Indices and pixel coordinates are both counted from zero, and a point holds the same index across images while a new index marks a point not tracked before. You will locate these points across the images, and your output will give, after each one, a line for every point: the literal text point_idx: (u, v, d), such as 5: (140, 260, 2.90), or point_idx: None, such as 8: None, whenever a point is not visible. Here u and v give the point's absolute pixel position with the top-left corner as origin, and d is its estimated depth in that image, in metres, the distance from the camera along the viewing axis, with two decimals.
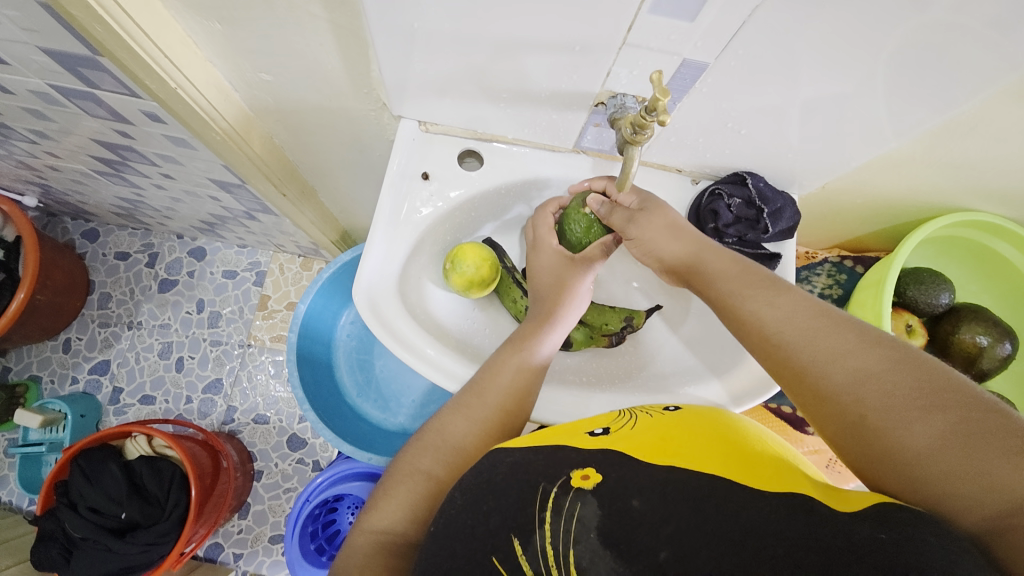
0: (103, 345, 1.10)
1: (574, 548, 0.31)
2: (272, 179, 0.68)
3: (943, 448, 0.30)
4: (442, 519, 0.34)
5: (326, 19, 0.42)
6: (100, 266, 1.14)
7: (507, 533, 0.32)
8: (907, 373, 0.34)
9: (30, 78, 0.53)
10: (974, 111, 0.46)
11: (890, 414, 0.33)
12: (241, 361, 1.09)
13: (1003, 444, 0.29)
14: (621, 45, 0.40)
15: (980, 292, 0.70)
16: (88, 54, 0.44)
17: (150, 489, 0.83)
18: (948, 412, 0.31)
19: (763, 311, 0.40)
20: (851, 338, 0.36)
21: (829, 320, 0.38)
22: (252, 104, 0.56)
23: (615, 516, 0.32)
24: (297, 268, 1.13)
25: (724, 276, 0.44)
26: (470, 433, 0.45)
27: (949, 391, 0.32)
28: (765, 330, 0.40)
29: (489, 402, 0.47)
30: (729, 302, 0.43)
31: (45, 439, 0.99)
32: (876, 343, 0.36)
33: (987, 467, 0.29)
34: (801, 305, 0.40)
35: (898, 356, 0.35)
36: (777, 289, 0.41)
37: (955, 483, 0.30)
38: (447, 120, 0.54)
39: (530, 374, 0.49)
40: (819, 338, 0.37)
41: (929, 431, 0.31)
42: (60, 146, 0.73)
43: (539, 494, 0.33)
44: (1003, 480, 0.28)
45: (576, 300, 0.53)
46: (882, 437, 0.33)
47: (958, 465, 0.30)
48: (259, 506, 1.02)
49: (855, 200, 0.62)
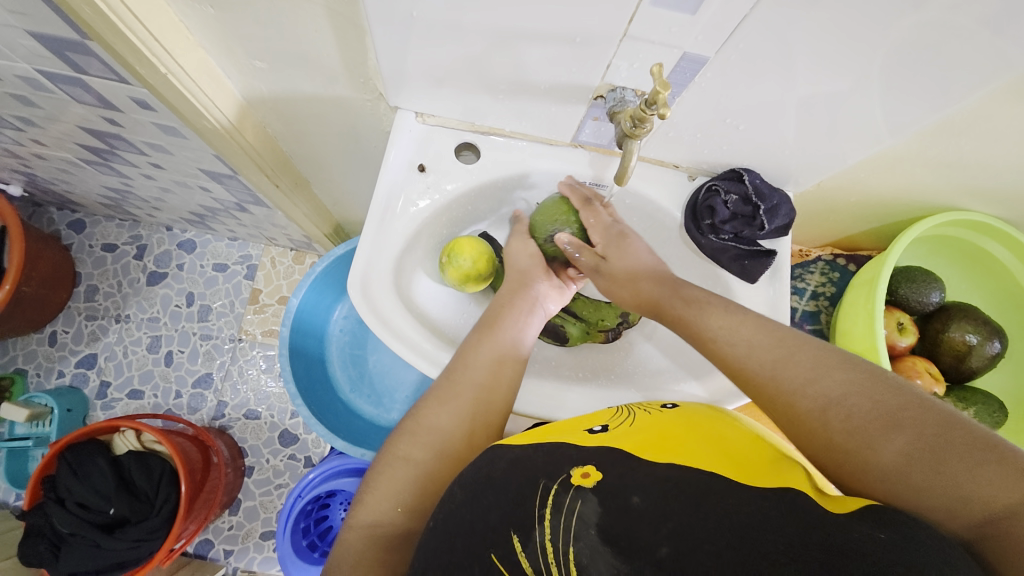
0: (90, 339, 1.08)
1: (574, 546, 0.31)
2: (265, 170, 0.67)
3: (911, 467, 0.30)
4: (444, 513, 0.34)
5: (322, 5, 0.41)
6: (87, 258, 1.11)
7: (507, 530, 0.32)
8: (865, 394, 0.33)
9: (16, 63, 0.52)
10: (968, 111, 0.47)
11: (853, 434, 0.33)
12: (232, 355, 1.08)
13: (966, 455, 0.29)
14: (622, 36, 0.39)
15: (970, 291, 0.70)
16: (77, 38, 0.43)
17: (139, 485, 0.82)
18: (908, 429, 0.31)
19: (727, 340, 0.41)
20: (811, 363, 0.36)
21: (789, 344, 0.38)
22: (246, 94, 0.56)
23: (614, 513, 0.32)
24: (289, 262, 1.12)
25: (691, 305, 0.45)
26: (444, 417, 0.44)
27: (908, 407, 0.32)
28: (732, 360, 0.40)
29: (460, 383, 0.46)
30: (696, 331, 0.43)
31: (31, 434, 0.98)
32: (834, 364, 0.36)
33: (952, 481, 0.28)
34: (761, 332, 0.40)
35: (854, 374, 0.35)
36: (739, 319, 0.42)
37: (925, 498, 0.29)
38: (444, 111, 0.53)
39: (500, 357, 0.49)
40: (781, 367, 0.37)
41: (893, 449, 0.31)
42: (46, 133, 0.72)
43: (539, 491, 0.34)
44: (971, 491, 0.28)
45: (537, 286, 0.55)
46: (851, 459, 0.33)
47: (928, 481, 0.29)
48: (250, 502, 1.02)
49: (849, 197, 0.62)
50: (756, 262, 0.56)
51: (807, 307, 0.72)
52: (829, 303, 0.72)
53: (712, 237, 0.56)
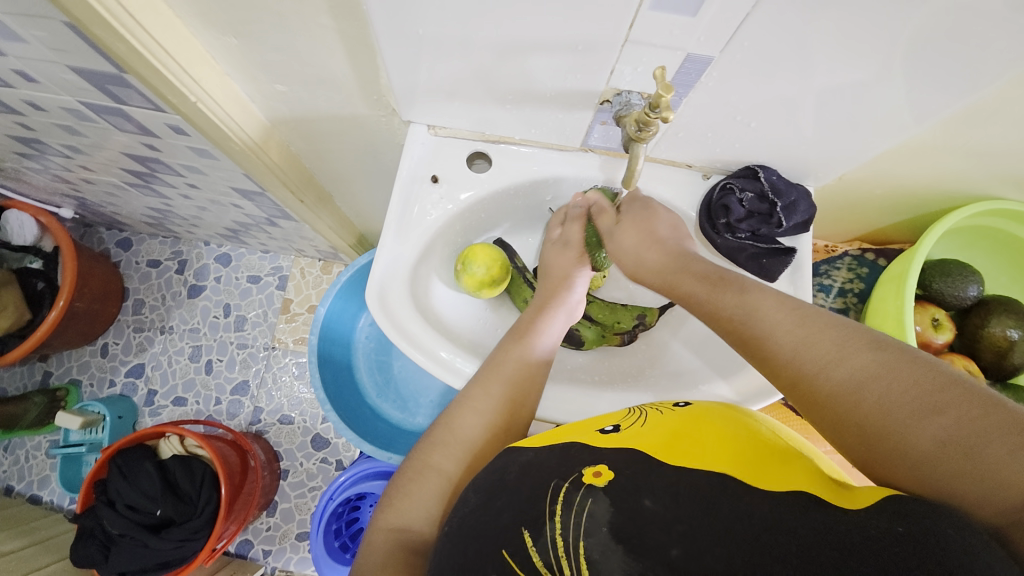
0: (138, 349, 1.15)
1: (585, 540, 0.31)
2: (290, 186, 0.70)
3: (947, 452, 0.28)
4: (456, 522, 0.35)
5: (334, 30, 0.43)
6: (134, 273, 1.19)
7: (518, 527, 0.33)
8: (899, 374, 0.30)
9: (63, 97, 0.56)
10: (995, 95, 0.45)
11: (884, 418, 0.30)
12: (267, 363, 1.13)
13: (1008, 441, 0.26)
14: (623, 42, 0.40)
15: (1010, 284, 0.67)
16: (115, 71, 0.46)
17: (183, 487, 0.87)
18: (944, 411, 0.28)
19: (745, 319, 0.38)
20: (838, 342, 0.33)
21: (814, 321, 0.35)
22: (269, 116, 0.59)
23: (626, 513, 0.32)
24: (317, 272, 1.17)
25: (705, 283, 0.42)
26: (477, 427, 0.45)
27: (943, 387, 0.29)
28: (752, 339, 0.37)
29: (493, 394, 0.47)
30: (712, 310, 0.40)
31: (86, 440, 1.06)
32: (864, 342, 0.32)
33: (992, 470, 0.26)
34: (782, 308, 0.36)
35: (885, 353, 0.32)
36: (757, 294, 0.38)
37: (962, 486, 0.27)
38: (454, 123, 0.55)
39: (531, 365, 0.49)
40: (805, 345, 0.34)
41: (927, 434, 0.29)
42: (93, 160, 0.77)
43: (550, 490, 0.34)
44: (1012, 479, 0.26)
45: (576, 287, 0.54)
46: (881, 442, 0.30)
47: (965, 466, 0.27)
48: (286, 503, 1.06)
49: (874, 190, 0.60)
50: (776, 260, 0.54)
51: (834, 305, 0.70)
52: (857, 300, 0.70)
53: (728, 236, 0.55)
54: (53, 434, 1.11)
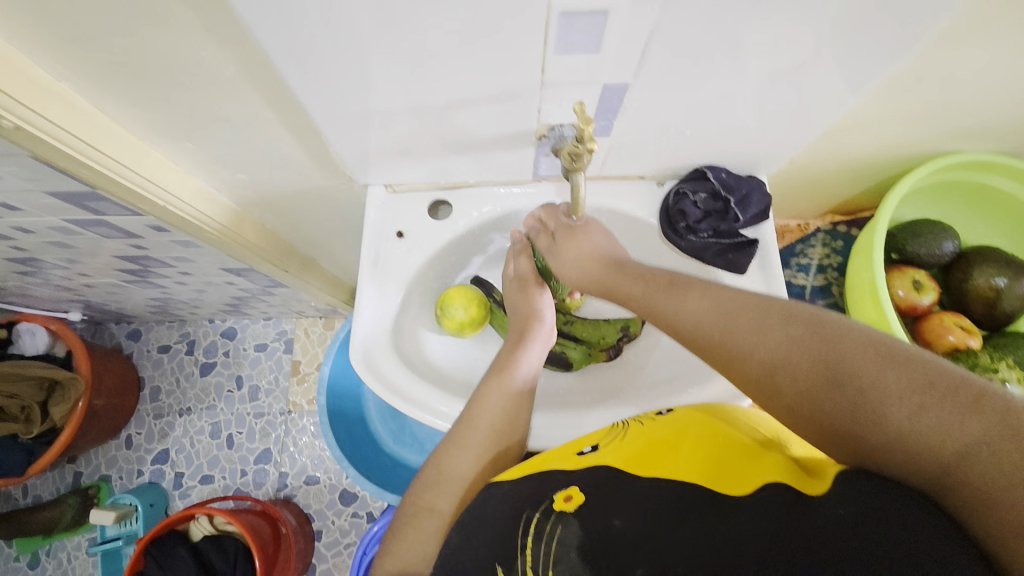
0: (161, 436, 1.18)
1: (553, 569, 0.32)
2: (272, 260, 0.73)
3: (860, 421, 0.29)
4: (442, 559, 0.36)
5: (278, 119, 0.46)
6: (148, 361, 1.22)
7: (492, 563, 0.34)
8: (810, 350, 0.31)
9: (47, 217, 0.60)
10: (914, 65, 0.46)
11: (805, 393, 0.31)
12: (286, 427, 1.15)
13: (909, 398, 0.27)
14: (541, 85, 0.42)
15: (989, 231, 0.68)
16: (88, 189, 0.49)
17: (217, 566, 0.89)
18: (849, 382, 0.29)
19: (675, 317, 0.39)
20: (752, 328, 0.34)
21: (732, 310, 0.36)
22: (238, 200, 0.61)
23: (595, 535, 0.33)
24: (321, 329, 1.20)
25: (642, 288, 0.43)
26: (467, 465, 0.46)
27: (848, 354, 0.30)
28: (684, 337, 0.38)
29: (480, 427, 0.48)
30: (647, 312, 0.41)
31: (122, 533, 1.08)
32: (775, 324, 0.33)
33: (900, 429, 0.27)
34: (702, 302, 0.38)
35: (796, 331, 0.32)
36: (682, 292, 0.39)
37: (883, 451, 0.28)
38: (410, 178, 0.57)
39: (515, 397, 0.50)
40: (725, 336, 0.35)
41: (841, 404, 0.30)
42: (89, 266, 0.81)
43: (522, 522, 0.35)
44: (920, 440, 0.26)
45: (546, 313, 0.56)
46: (809, 418, 0.32)
47: (878, 432, 0.28)
48: (325, 564, 1.06)
49: (828, 166, 0.61)
50: (741, 253, 0.55)
51: (816, 283, 0.72)
52: (838, 273, 0.72)
53: (691, 238, 0.56)
54: (90, 533, 1.13)
